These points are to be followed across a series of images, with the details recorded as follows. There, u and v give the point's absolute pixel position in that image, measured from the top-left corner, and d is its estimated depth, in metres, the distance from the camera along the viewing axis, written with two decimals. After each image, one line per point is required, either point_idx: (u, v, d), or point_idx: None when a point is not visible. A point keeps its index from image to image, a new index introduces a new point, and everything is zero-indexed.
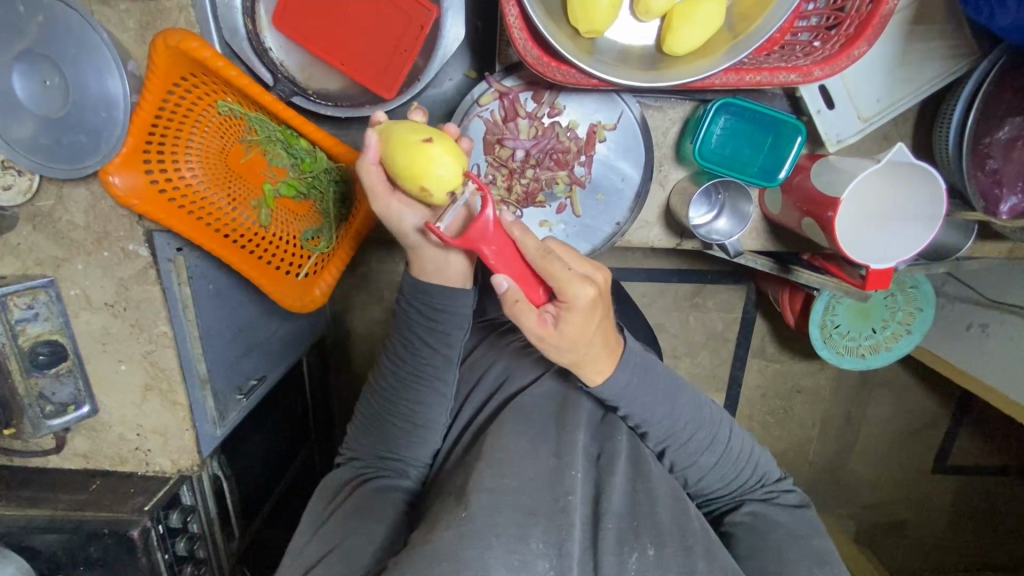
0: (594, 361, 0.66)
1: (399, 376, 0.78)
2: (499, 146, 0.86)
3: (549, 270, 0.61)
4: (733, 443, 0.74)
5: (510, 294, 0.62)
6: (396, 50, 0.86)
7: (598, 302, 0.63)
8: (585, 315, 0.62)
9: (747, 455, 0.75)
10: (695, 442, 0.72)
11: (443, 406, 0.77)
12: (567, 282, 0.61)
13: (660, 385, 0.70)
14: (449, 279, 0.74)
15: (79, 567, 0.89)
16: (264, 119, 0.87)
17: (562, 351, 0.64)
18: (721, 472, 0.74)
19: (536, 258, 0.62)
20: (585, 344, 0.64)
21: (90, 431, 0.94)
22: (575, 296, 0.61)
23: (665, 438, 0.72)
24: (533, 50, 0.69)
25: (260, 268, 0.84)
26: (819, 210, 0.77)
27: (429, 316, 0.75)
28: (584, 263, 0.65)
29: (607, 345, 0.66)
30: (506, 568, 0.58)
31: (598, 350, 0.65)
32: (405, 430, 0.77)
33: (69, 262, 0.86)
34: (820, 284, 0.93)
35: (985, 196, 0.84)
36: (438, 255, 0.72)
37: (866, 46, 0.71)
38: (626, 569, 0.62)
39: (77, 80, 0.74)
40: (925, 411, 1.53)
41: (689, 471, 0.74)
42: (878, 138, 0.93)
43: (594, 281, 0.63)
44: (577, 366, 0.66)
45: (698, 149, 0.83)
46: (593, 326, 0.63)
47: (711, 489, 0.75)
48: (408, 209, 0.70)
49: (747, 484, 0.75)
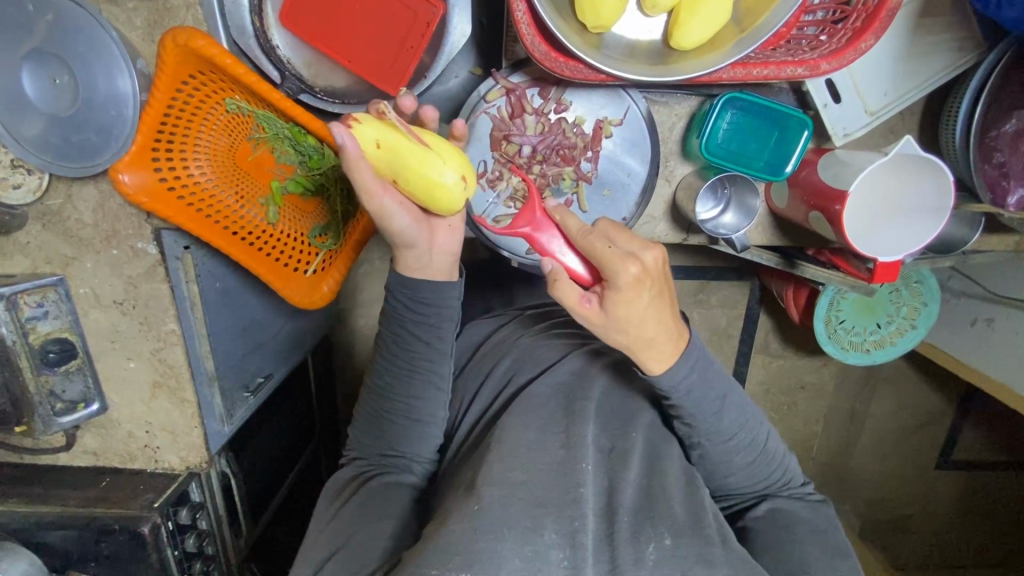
0: (648, 345, 0.65)
1: (383, 370, 0.79)
2: (505, 142, 0.86)
3: (591, 248, 0.62)
4: (769, 444, 0.75)
5: (552, 273, 0.64)
6: (402, 47, 0.86)
7: (643, 284, 0.61)
8: (629, 294, 0.61)
9: (779, 457, 0.76)
10: (735, 441, 0.72)
11: (439, 400, 0.79)
12: (608, 259, 0.61)
13: (715, 385, 0.70)
14: (433, 273, 0.76)
15: (90, 563, 0.90)
16: (273, 116, 0.83)
17: (611, 333, 0.64)
18: (753, 470, 0.74)
19: (579, 236, 0.64)
20: (636, 326, 0.63)
21: (100, 428, 0.94)
22: (614, 272, 0.61)
23: (705, 435, 0.71)
24: (541, 46, 0.69)
25: (268, 265, 0.85)
26: (826, 203, 0.78)
27: (416, 310, 0.76)
28: (634, 242, 0.63)
29: (663, 330, 0.64)
30: (518, 560, 0.58)
31: (652, 334, 0.64)
32: (400, 425, 0.78)
33: (78, 261, 0.87)
34: (826, 278, 0.93)
35: (992, 189, 0.85)
36: (422, 252, 0.73)
37: (873, 39, 0.71)
38: (645, 559, 0.61)
39: (86, 79, 0.74)
40: (929, 405, 1.53)
41: (718, 466, 0.74)
42: (883, 132, 0.93)
43: (642, 260, 0.62)
44: (631, 351, 0.65)
45: (704, 144, 0.83)
46: (641, 308, 0.62)
47: (736, 485, 0.75)
48: (400, 210, 0.68)
49: (774, 483, 0.75)
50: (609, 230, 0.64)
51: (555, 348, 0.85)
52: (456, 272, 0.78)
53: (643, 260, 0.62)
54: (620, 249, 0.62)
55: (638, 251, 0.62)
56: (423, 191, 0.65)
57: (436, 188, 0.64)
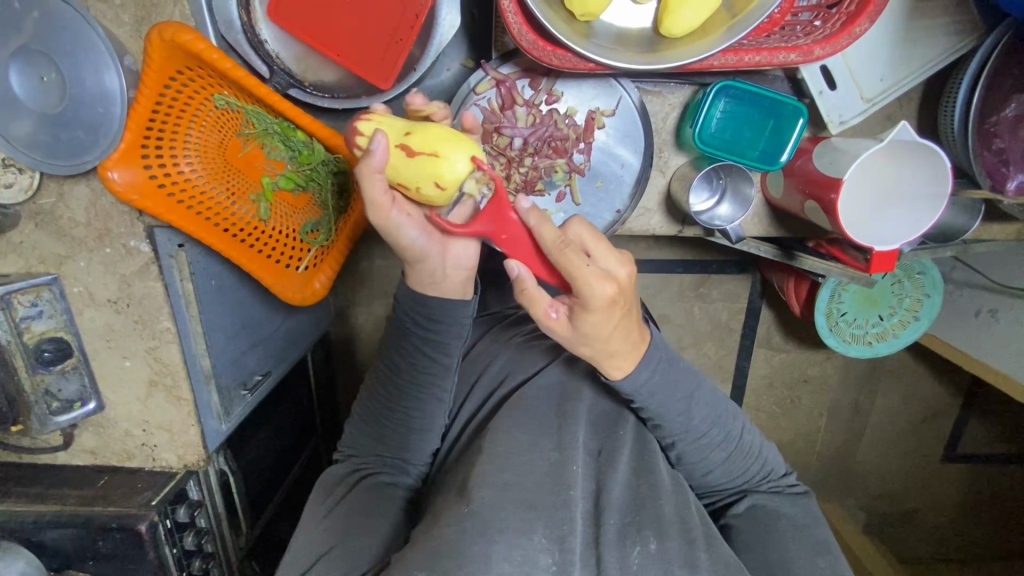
0: (611, 355, 0.65)
1: (388, 378, 0.78)
2: (496, 135, 0.84)
3: (567, 267, 0.58)
4: (744, 438, 0.74)
5: (517, 282, 0.63)
6: (391, 40, 0.86)
7: (616, 302, 0.60)
8: (602, 312, 0.60)
9: (756, 450, 0.75)
10: (706, 438, 0.71)
11: (439, 410, 0.77)
12: (582, 279, 0.58)
13: (682, 386, 0.69)
14: (445, 291, 0.75)
15: (88, 561, 0.90)
16: (262, 112, 0.86)
17: (576, 342, 0.64)
18: (730, 466, 0.73)
19: (553, 249, 0.60)
20: (601, 340, 0.63)
21: (96, 427, 0.94)
22: (589, 293, 0.58)
23: (676, 435, 0.71)
24: (528, 35, 0.69)
25: (260, 262, 0.84)
26: (820, 191, 0.77)
27: (427, 326, 0.76)
28: (610, 259, 0.60)
29: (628, 341, 0.64)
30: (508, 564, 0.58)
31: (616, 345, 0.64)
32: (396, 431, 0.77)
33: (72, 259, 0.86)
34: (825, 270, 0.92)
35: (991, 175, 0.84)
36: (435, 267, 0.73)
37: (868, 23, 0.69)
38: (630, 563, 0.60)
39: (75, 75, 0.74)
40: (935, 399, 1.51)
41: (695, 467, 0.74)
42: (881, 119, 0.92)
43: (616, 277, 0.59)
44: (595, 359, 0.65)
45: (697, 134, 0.82)
46: (611, 325, 0.61)
47: (716, 482, 0.75)
48: (408, 222, 0.68)
49: (753, 478, 0.75)
50: (583, 239, 0.60)
51: (548, 346, 0.84)
52: (467, 288, 0.77)
53: (619, 278, 0.59)
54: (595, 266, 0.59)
55: (612, 268, 0.59)
56: (436, 141, 0.63)
57: (440, 160, 0.63)
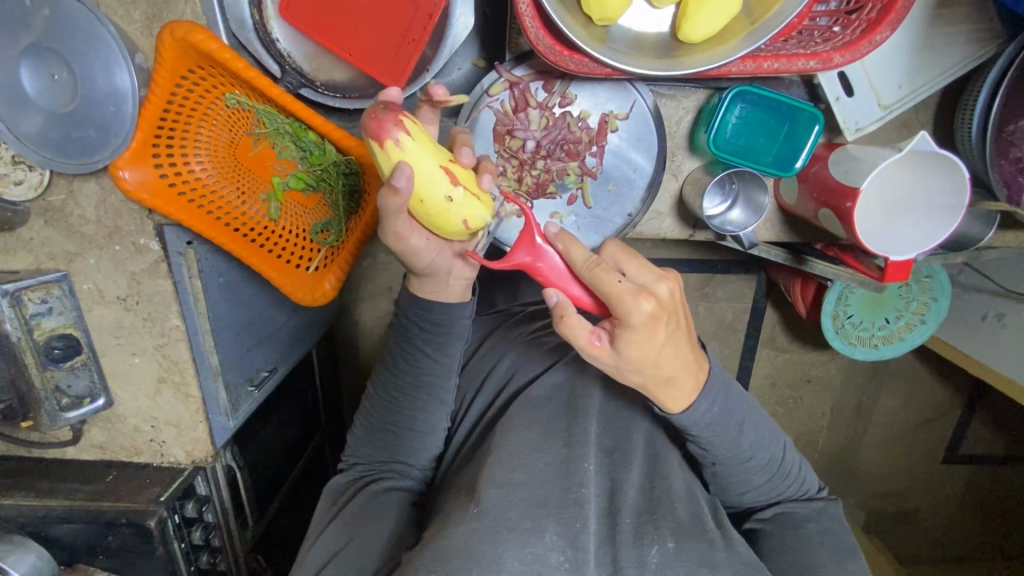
0: (667, 384, 0.61)
1: (389, 385, 0.76)
2: (509, 137, 0.85)
3: (597, 285, 0.56)
4: (785, 459, 0.72)
5: (556, 310, 0.59)
6: (403, 41, 0.85)
7: (658, 317, 0.55)
8: (642, 332, 0.55)
9: (795, 468, 0.73)
10: (752, 462, 0.69)
11: (440, 412, 0.76)
12: (619, 296, 0.55)
13: (736, 411, 0.66)
14: (448, 295, 0.73)
15: (98, 557, 0.90)
16: (272, 112, 0.85)
17: (625, 370, 0.59)
18: (770, 484, 0.72)
19: (584, 270, 0.58)
20: (651, 365, 0.58)
21: (106, 423, 0.94)
22: (625, 310, 0.55)
23: (721, 459, 0.68)
24: (546, 39, 0.68)
25: (270, 261, 0.83)
26: (836, 199, 0.76)
27: (432, 331, 0.73)
28: (644, 272, 0.57)
29: (683, 366, 0.60)
30: (518, 563, 0.58)
31: (671, 370, 0.59)
32: (404, 436, 0.76)
33: (81, 257, 0.86)
34: (834, 274, 0.90)
35: (1008, 184, 0.82)
36: (441, 275, 0.70)
37: (888, 31, 0.68)
38: (648, 561, 0.60)
39: (85, 74, 0.73)
40: (938, 401, 1.52)
41: (733, 485, 0.72)
42: (897, 126, 0.91)
43: (654, 294, 0.56)
44: (648, 388, 0.61)
45: (712, 139, 0.82)
46: (656, 346, 0.56)
47: (748, 498, 0.73)
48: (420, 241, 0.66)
49: (787, 490, 0.73)
50: (615, 259, 0.58)
51: (557, 344, 0.84)
52: (468, 292, 0.75)
53: (658, 293, 0.56)
54: (630, 282, 0.56)
55: (649, 284, 0.56)
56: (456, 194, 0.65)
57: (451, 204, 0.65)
